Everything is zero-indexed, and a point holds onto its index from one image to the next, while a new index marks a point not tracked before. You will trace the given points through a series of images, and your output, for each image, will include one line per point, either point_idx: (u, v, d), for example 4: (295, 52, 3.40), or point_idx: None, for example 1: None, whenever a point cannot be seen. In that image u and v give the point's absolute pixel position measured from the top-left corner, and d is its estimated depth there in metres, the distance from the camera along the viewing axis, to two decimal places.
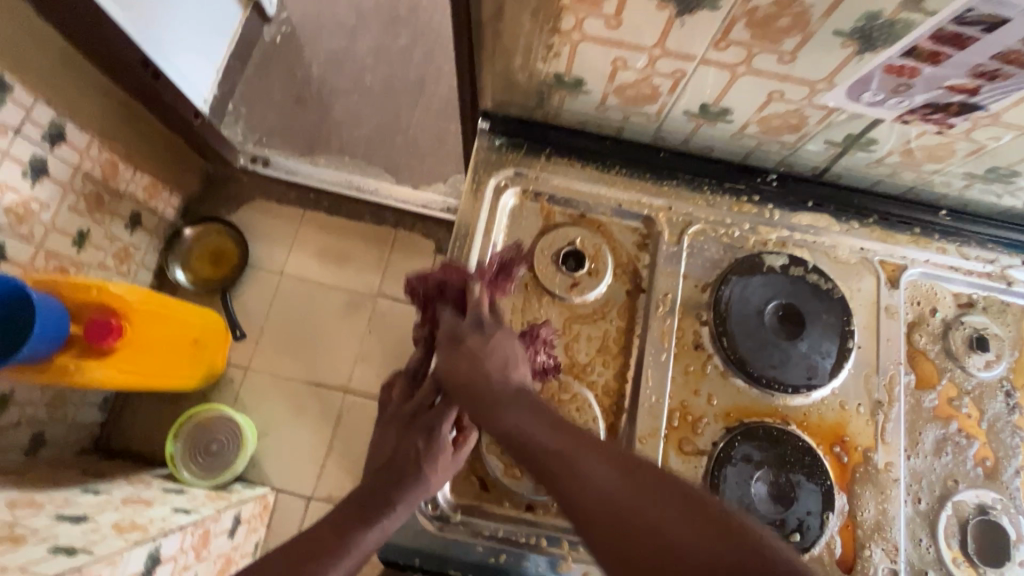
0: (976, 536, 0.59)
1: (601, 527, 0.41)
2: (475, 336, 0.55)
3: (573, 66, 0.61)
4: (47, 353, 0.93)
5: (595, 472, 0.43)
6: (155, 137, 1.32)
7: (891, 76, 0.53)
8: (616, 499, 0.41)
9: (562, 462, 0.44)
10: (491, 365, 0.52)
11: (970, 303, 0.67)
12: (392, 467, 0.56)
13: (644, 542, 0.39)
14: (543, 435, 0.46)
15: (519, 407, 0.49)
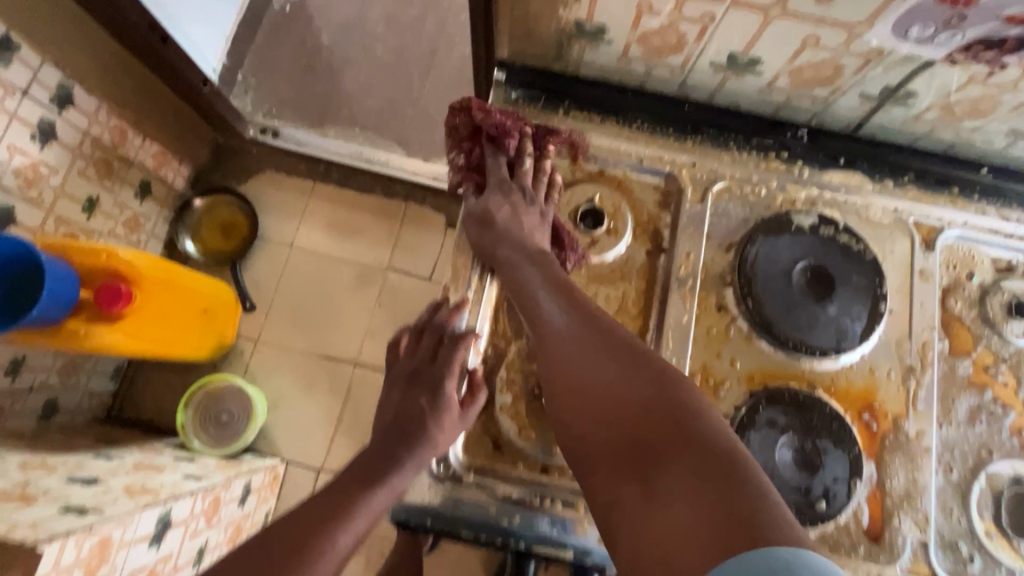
0: (1010, 508, 0.57)
1: (549, 350, 0.51)
2: (523, 198, 0.60)
3: (594, 11, 0.58)
4: (59, 317, 0.93)
5: (559, 313, 0.52)
6: (164, 105, 1.30)
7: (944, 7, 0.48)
8: (567, 333, 0.51)
9: (533, 304, 0.54)
10: (530, 224, 0.59)
11: (1009, 267, 0.64)
12: (403, 428, 0.57)
13: (580, 369, 0.48)
14: (528, 281, 0.55)
15: (521, 260, 0.57)
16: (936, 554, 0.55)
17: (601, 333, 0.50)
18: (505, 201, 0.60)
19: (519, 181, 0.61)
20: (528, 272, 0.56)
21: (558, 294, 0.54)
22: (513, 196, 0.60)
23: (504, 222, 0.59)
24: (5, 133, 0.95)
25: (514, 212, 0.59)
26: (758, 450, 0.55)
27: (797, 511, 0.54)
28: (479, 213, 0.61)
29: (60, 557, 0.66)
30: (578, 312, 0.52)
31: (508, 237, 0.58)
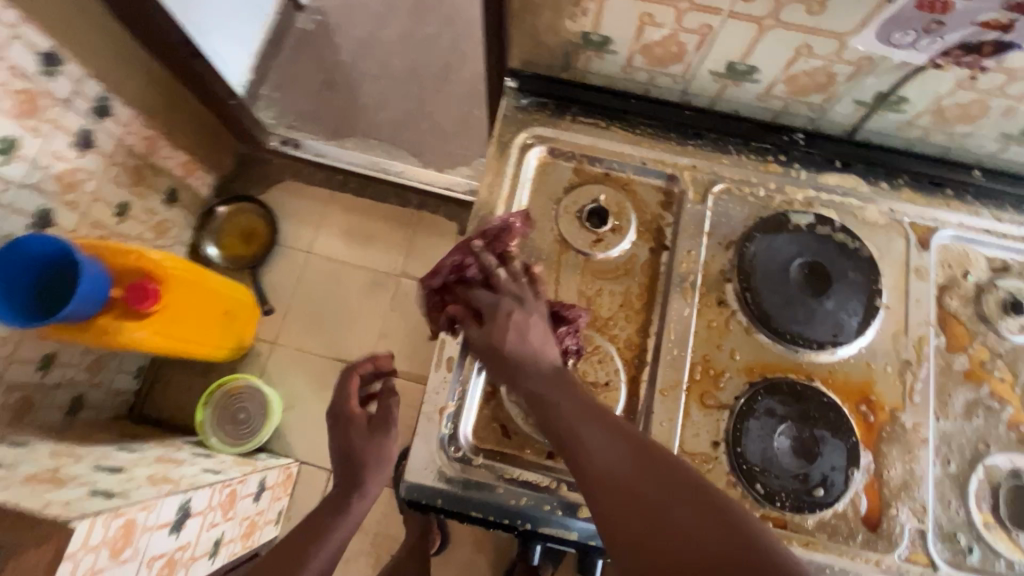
0: (1009, 501, 0.58)
1: (603, 495, 0.45)
2: (518, 309, 0.57)
3: (599, 24, 0.62)
4: (89, 314, 0.98)
5: (606, 444, 0.48)
6: (193, 117, 1.37)
7: (923, 13, 0.51)
8: (619, 468, 0.46)
9: (574, 432, 0.49)
10: (534, 336, 0.56)
11: (1004, 266, 0.66)
12: (352, 460, 0.67)
13: (638, 513, 0.43)
14: (565, 405, 0.51)
15: (545, 381, 0.53)
16: (935, 546, 0.56)
17: (655, 466, 0.46)
18: (504, 320, 0.56)
19: (505, 290, 0.59)
20: (562, 394, 0.52)
21: (600, 419, 0.50)
22: (510, 310, 0.57)
23: (512, 343, 0.55)
24: (48, 140, 1.02)
25: (516, 328, 0.56)
26: (757, 438, 0.57)
27: (795, 498, 0.56)
28: (482, 344, 0.56)
29: (88, 536, 0.69)
30: (626, 443, 0.47)
31: (523, 359, 0.54)
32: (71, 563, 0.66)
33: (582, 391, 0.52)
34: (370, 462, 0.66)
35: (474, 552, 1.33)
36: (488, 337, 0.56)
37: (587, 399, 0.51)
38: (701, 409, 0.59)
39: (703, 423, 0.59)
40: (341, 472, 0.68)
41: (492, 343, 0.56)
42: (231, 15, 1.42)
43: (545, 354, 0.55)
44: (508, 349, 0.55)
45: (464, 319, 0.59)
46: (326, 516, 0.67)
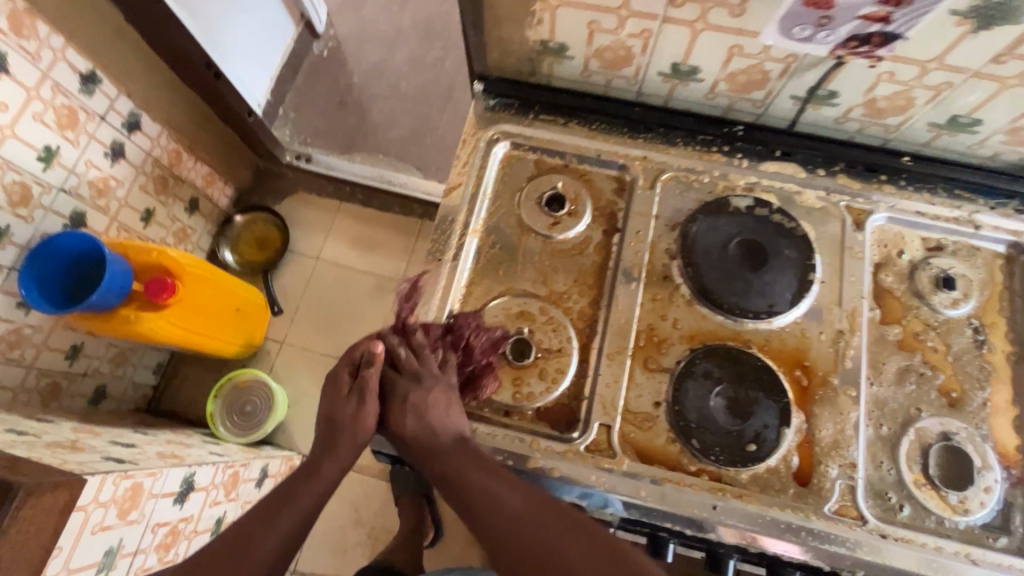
0: (939, 460, 0.61)
1: (510, 546, 0.54)
2: (416, 390, 0.63)
3: (555, 32, 0.70)
4: (113, 304, 1.08)
5: (511, 500, 0.55)
6: (215, 133, 1.50)
7: (811, 9, 0.57)
8: (522, 519, 0.54)
9: (484, 492, 0.56)
10: (433, 414, 0.61)
11: (938, 246, 0.70)
12: (330, 424, 0.64)
13: (533, 553, 0.53)
14: (472, 472, 0.57)
15: (448, 451, 0.59)
16: (865, 501, 0.60)
17: (552, 515, 0.54)
18: (400, 404, 0.62)
19: (407, 371, 0.64)
20: (469, 456, 0.58)
21: (506, 480, 0.57)
22: (406, 395, 0.62)
23: (412, 426, 0.61)
24: (84, 150, 1.14)
25: (414, 410, 0.62)
26: (695, 397, 0.62)
27: (728, 452, 0.60)
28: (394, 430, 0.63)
29: (99, 492, 0.77)
30: (517, 496, 0.56)
31: (430, 434, 0.60)
32: (81, 513, 0.75)
33: (485, 455, 0.59)
34: (348, 432, 0.62)
35: (466, 546, 1.37)
36: (394, 425, 0.62)
37: (484, 460, 0.58)
38: (644, 372, 0.64)
39: (647, 385, 0.64)
40: (320, 440, 0.64)
41: (399, 432, 0.62)
42: (251, 43, 1.57)
43: (447, 426, 0.61)
44: (412, 434, 0.61)
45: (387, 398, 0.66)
46: (297, 486, 0.62)
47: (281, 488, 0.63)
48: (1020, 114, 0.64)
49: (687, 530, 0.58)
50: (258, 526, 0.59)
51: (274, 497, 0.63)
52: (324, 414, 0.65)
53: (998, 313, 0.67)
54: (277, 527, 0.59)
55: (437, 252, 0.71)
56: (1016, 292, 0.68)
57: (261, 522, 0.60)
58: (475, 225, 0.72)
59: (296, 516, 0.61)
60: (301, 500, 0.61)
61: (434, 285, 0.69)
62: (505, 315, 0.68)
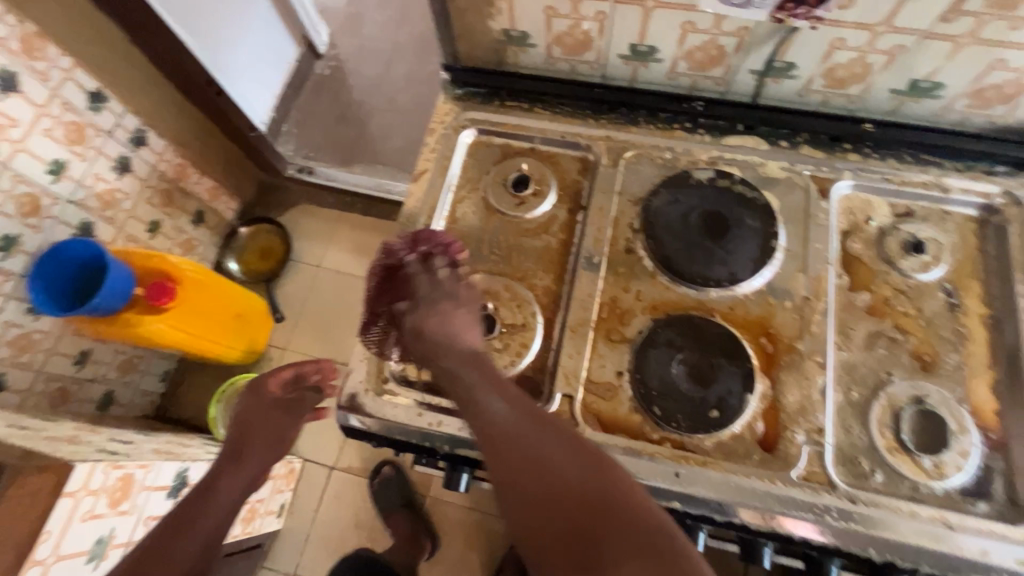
0: (912, 424, 0.59)
1: (495, 448, 0.52)
2: (444, 299, 0.61)
3: (515, 21, 0.73)
4: (114, 307, 1.14)
5: (504, 408, 0.54)
6: (221, 149, 1.57)
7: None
8: (513, 427, 0.52)
9: (481, 398, 0.55)
10: (456, 325, 0.60)
11: (907, 212, 0.69)
12: (248, 426, 0.66)
13: (523, 456, 0.50)
14: (470, 376, 0.56)
15: (459, 358, 0.58)
16: (834, 466, 0.58)
17: (540, 423, 0.53)
18: (428, 308, 0.60)
19: (444, 283, 0.63)
20: (467, 365, 0.57)
21: (499, 388, 0.55)
22: (439, 301, 0.61)
23: (434, 329, 0.59)
24: (92, 164, 1.21)
25: (439, 317, 0.60)
26: (656, 365, 0.62)
27: (691, 419, 0.60)
28: (415, 329, 0.60)
29: (89, 480, 0.79)
30: (517, 405, 0.54)
31: (442, 343, 0.59)
32: (71, 499, 0.76)
33: (486, 362, 0.58)
34: (266, 438, 0.66)
35: (464, 548, 1.36)
36: (414, 324, 0.60)
37: (489, 372, 0.57)
38: (607, 343, 0.65)
39: (609, 356, 0.64)
40: (232, 446, 0.65)
41: (420, 331, 0.60)
42: (253, 62, 1.64)
43: (465, 338, 0.60)
44: (435, 338, 0.59)
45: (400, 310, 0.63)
46: (201, 503, 0.60)
47: (176, 512, 0.59)
48: (980, 75, 0.63)
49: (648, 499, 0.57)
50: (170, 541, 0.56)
51: (176, 518, 0.59)
52: (240, 421, 0.67)
53: (973, 276, 0.65)
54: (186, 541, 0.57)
55: (404, 237, 0.73)
56: (991, 254, 0.66)
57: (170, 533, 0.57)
58: (442, 210, 0.74)
59: (206, 529, 0.58)
60: (206, 516, 0.59)
61: None
62: None
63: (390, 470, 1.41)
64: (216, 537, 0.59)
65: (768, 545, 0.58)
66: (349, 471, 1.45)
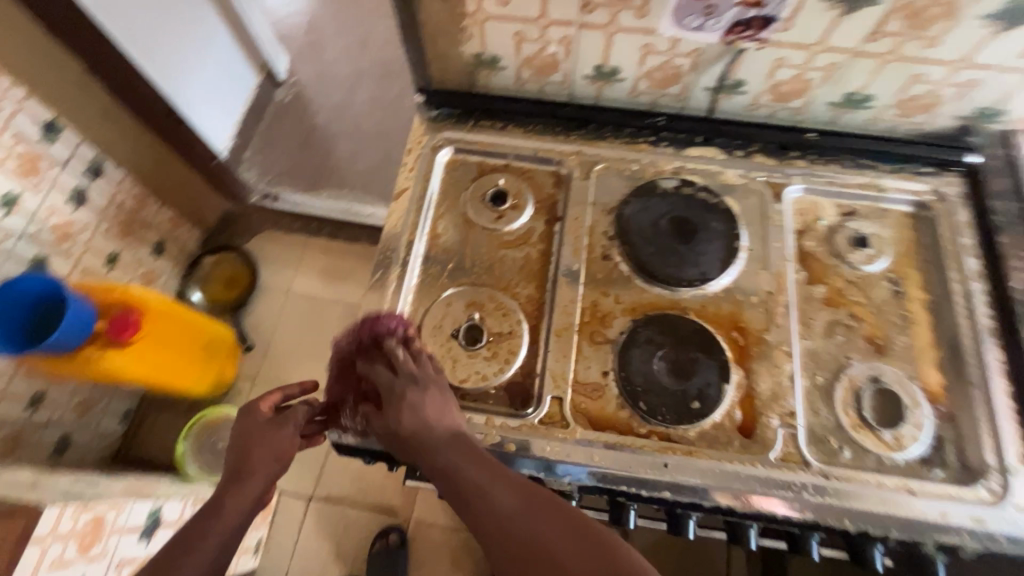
0: (872, 402, 0.64)
1: (501, 544, 0.50)
2: (410, 387, 0.59)
3: (486, 45, 0.77)
4: (75, 344, 1.09)
5: (507, 496, 0.52)
6: (182, 177, 1.53)
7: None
8: (516, 519, 0.51)
9: (480, 490, 0.53)
10: (429, 412, 0.58)
11: (851, 210, 0.76)
12: (246, 446, 0.61)
13: (529, 552, 0.49)
14: (464, 467, 0.54)
15: (446, 450, 0.56)
16: (807, 446, 0.62)
17: (545, 511, 0.51)
18: (397, 402, 0.58)
19: (407, 370, 0.61)
20: (461, 457, 0.55)
21: (499, 477, 0.53)
22: (403, 391, 0.59)
23: (407, 423, 0.57)
24: (46, 196, 1.17)
25: (410, 408, 0.58)
26: (639, 362, 0.66)
27: (674, 411, 0.63)
28: (390, 429, 0.58)
29: (56, 525, 0.74)
30: (517, 494, 0.52)
31: (421, 437, 0.57)
32: (38, 546, 0.72)
33: (480, 450, 0.56)
34: (265, 455, 0.61)
35: (451, 570, 1.35)
36: (388, 424, 0.58)
37: (485, 461, 0.55)
38: (591, 345, 0.68)
39: (594, 357, 0.67)
40: (230, 468, 0.60)
41: (397, 430, 0.58)
42: (213, 91, 1.63)
43: (443, 425, 0.58)
44: (413, 434, 0.57)
45: (372, 411, 0.61)
46: (200, 531, 0.56)
47: (181, 533, 0.56)
48: (902, 88, 0.71)
49: (641, 491, 0.60)
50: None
51: (174, 545, 0.55)
52: (238, 442, 0.62)
53: (912, 265, 0.72)
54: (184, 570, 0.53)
55: (387, 254, 0.74)
56: (926, 245, 0.73)
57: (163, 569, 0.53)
58: (424, 226, 0.77)
59: (205, 557, 0.54)
60: (208, 543, 0.55)
61: (384, 285, 0.72)
62: (456, 306, 0.71)
63: (396, 539, 1.36)
64: (217, 565, 0.55)
65: (754, 526, 0.61)
66: (328, 500, 1.41)
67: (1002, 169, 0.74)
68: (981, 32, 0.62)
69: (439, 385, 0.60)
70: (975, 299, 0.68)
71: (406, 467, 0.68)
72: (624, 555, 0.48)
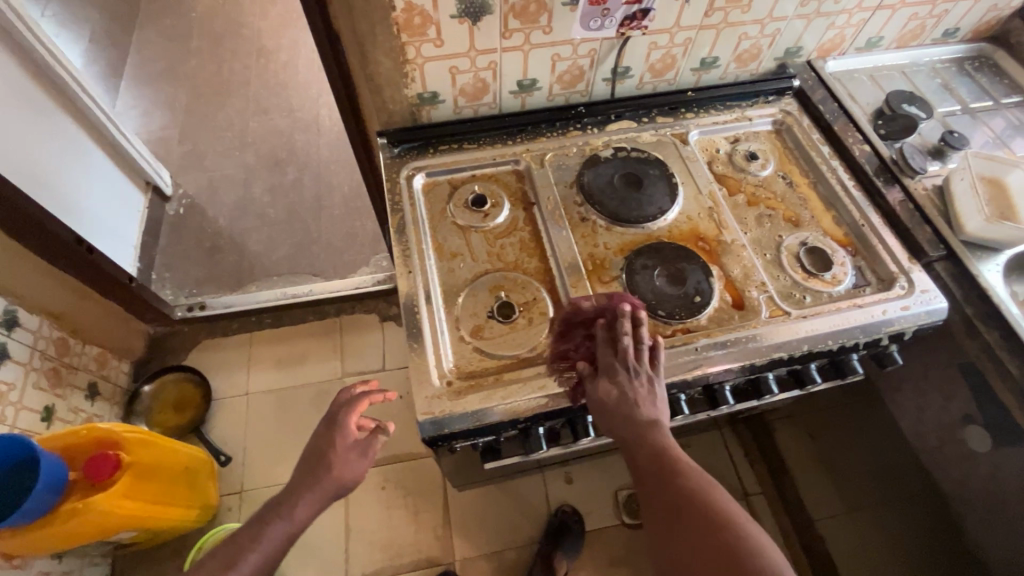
0: (807, 258, 0.86)
1: (639, 478, 0.61)
2: (625, 373, 0.67)
3: (426, 85, 0.91)
4: (50, 503, 0.98)
5: (645, 449, 0.61)
6: (102, 310, 1.43)
7: (593, 6, 0.83)
8: (648, 469, 0.60)
9: (632, 444, 0.63)
10: (636, 394, 0.66)
11: (735, 138, 1.00)
12: (320, 456, 0.78)
13: (654, 494, 0.58)
14: (628, 428, 0.64)
15: (631, 421, 0.64)
16: (782, 302, 0.81)
17: (674, 471, 0.59)
18: (609, 379, 0.67)
19: (622, 351, 0.69)
20: (627, 424, 0.64)
21: (657, 457, 0.60)
22: (618, 371, 0.67)
23: (614, 398, 0.66)
24: None
25: (620, 388, 0.66)
26: (645, 283, 0.81)
27: (686, 308, 0.79)
28: (595, 400, 0.67)
29: None
30: (658, 456, 0.60)
31: (623, 409, 0.65)
32: None
33: (651, 424, 0.64)
34: (328, 476, 0.77)
35: None
36: (595, 394, 0.67)
37: (649, 431, 0.63)
38: (603, 286, 0.82)
39: (609, 293, 0.81)
40: (302, 468, 0.78)
41: (600, 400, 0.67)
42: (107, 217, 1.57)
43: (645, 408, 0.65)
44: (618, 407, 0.65)
45: (586, 374, 0.70)
46: (275, 512, 0.76)
47: (267, 506, 0.78)
48: (735, 46, 0.97)
49: (688, 377, 0.74)
50: (227, 562, 0.72)
51: (257, 518, 0.77)
52: (318, 444, 0.79)
53: (790, 163, 0.98)
54: (244, 562, 0.73)
55: (405, 271, 0.82)
56: (793, 148, 0.99)
57: (245, 542, 0.74)
58: (426, 240, 0.86)
59: (268, 547, 0.74)
60: (276, 528, 0.75)
61: (412, 295, 0.80)
62: (481, 293, 0.81)
63: None
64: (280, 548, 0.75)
65: (771, 374, 0.78)
66: None
67: (816, 84, 1.03)
68: None
69: (649, 369, 0.68)
70: (838, 172, 0.94)
71: (488, 443, 0.75)
72: (735, 532, 0.53)
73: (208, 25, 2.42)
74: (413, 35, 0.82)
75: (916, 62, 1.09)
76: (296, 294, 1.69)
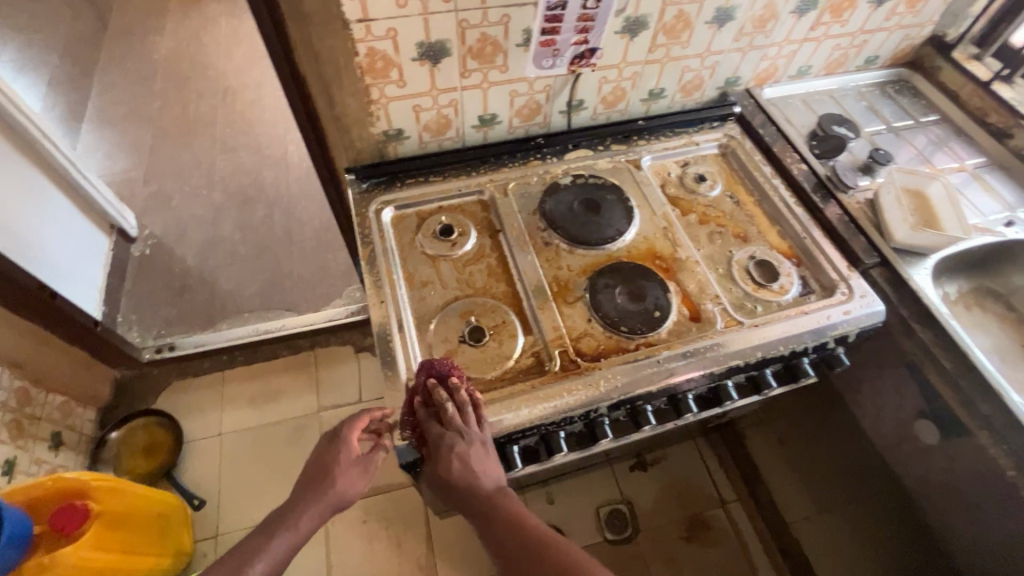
0: (757, 271, 0.92)
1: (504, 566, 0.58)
2: (460, 441, 0.68)
3: (391, 123, 0.95)
4: (15, 560, 0.93)
5: (500, 531, 0.60)
6: (65, 356, 1.39)
7: (545, 46, 0.89)
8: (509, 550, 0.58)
9: (489, 528, 0.61)
10: (474, 462, 0.67)
11: (685, 162, 1.07)
12: (323, 470, 0.71)
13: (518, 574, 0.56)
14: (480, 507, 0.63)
15: (474, 493, 0.64)
16: (736, 313, 0.86)
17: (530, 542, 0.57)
18: (447, 453, 0.67)
19: (453, 420, 0.69)
20: (478, 502, 0.64)
21: (513, 530, 0.59)
22: (451, 444, 0.67)
23: (456, 470, 0.66)
24: None
25: (457, 459, 0.66)
26: (607, 301, 0.85)
27: (646, 323, 0.83)
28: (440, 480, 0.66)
29: None
30: (512, 530, 0.59)
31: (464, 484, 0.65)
32: None
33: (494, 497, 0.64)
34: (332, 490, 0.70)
35: None
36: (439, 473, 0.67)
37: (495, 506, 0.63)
38: (569, 306, 0.86)
39: (574, 313, 0.85)
40: (301, 485, 0.71)
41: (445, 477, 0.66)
42: (71, 261, 1.54)
43: (486, 475, 0.66)
44: (460, 481, 0.65)
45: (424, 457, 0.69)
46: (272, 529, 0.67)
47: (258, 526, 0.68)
48: (679, 77, 1.05)
49: (652, 388, 0.78)
50: None
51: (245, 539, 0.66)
52: (321, 460, 0.72)
53: (736, 183, 1.05)
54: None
55: (377, 302, 0.84)
56: (739, 169, 1.07)
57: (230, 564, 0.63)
58: (397, 270, 0.89)
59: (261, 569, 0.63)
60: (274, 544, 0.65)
61: (385, 325, 0.82)
62: (452, 318, 0.84)
63: None
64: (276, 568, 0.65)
65: (730, 380, 0.82)
66: None
67: (755, 110, 1.12)
68: (709, 31, 0.98)
69: (479, 435, 0.69)
70: (780, 190, 1.02)
71: None
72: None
73: (171, 67, 2.43)
74: (376, 77, 0.86)
75: (844, 87, 1.19)
76: (268, 330, 1.69)
